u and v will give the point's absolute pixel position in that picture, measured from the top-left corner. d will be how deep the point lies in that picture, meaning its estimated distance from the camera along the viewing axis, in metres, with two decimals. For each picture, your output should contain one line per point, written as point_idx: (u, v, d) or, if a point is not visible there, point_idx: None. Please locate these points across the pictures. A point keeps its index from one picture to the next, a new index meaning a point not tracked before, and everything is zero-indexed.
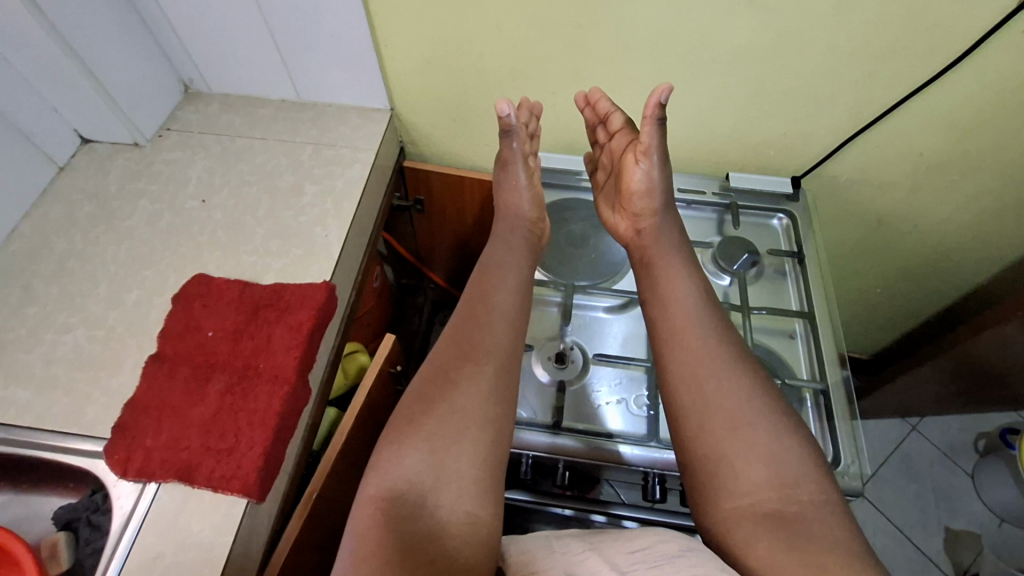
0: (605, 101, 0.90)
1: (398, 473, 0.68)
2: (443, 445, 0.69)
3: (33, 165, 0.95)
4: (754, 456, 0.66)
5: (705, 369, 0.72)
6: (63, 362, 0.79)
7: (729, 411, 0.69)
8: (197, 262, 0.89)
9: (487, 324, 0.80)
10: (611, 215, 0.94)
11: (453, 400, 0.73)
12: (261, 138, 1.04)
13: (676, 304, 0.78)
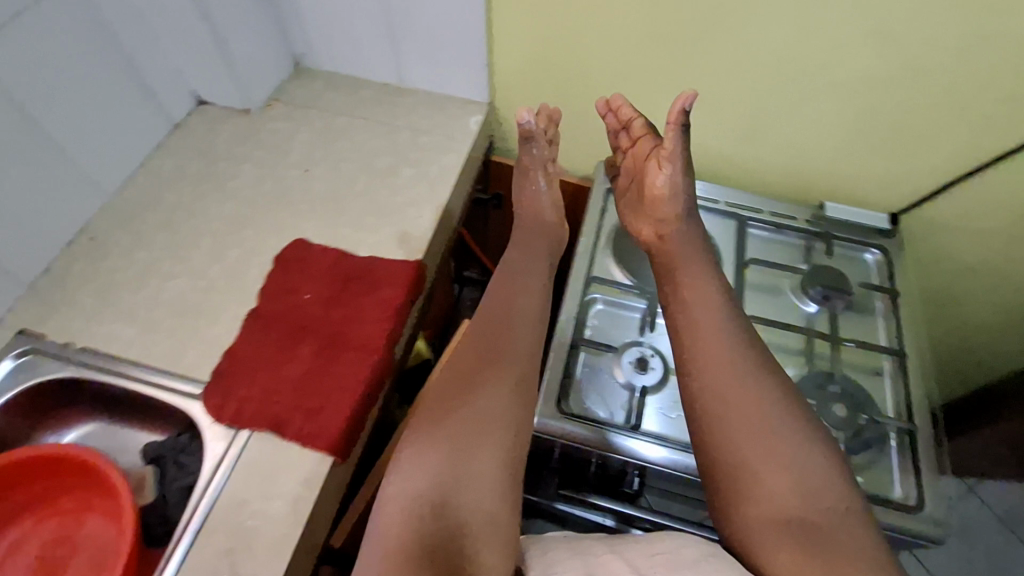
0: (628, 108, 0.89)
1: (419, 470, 0.64)
2: (463, 444, 0.66)
3: (154, 120, 1.00)
4: (779, 467, 0.62)
5: (722, 374, 0.68)
6: (167, 307, 0.83)
7: (749, 414, 0.65)
8: (295, 228, 0.92)
9: (510, 326, 0.78)
10: (631, 221, 0.89)
11: (472, 400, 0.69)
12: (361, 118, 1.08)
13: (699, 310, 0.73)
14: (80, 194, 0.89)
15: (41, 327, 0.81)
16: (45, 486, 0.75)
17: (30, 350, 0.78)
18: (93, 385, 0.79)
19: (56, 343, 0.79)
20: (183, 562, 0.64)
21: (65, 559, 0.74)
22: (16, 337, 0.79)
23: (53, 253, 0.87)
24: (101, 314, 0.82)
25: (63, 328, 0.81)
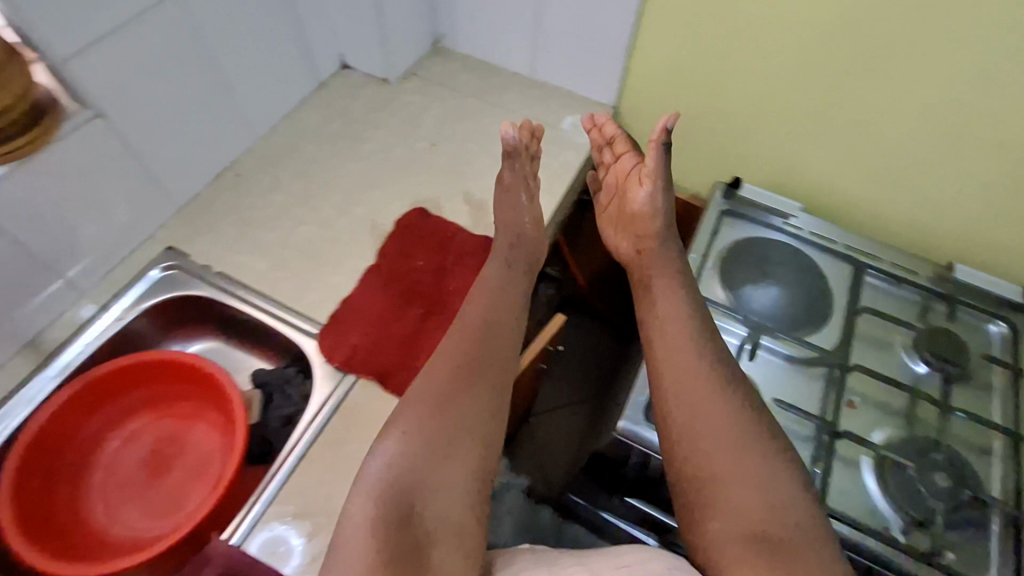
0: (612, 126, 0.94)
1: (391, 469, 0.61)
2: (440, 445, 0.64)
3: (305, 76, 1.07)
4: (745, 479, 0.63)
5: (689, 384, 0.70)
6: (295, 249, 0.89)
7: (716, 424, 0.66)
8: (418, 197, 0.97)
9: (486, 335, 0.74)
10: (612, 237, 0.92)
11: (451, 401, 0.67)
12: (490, 103, 1.12)
13: (673, 323, 0.75)
14: (235, 134, 0.97)
15: (186, 248, 0.89)
16: (166, 389, 0.83)
17: (176, 267, 0.87)
18: (222, 308, 0.86)
19: (197, 264, 0.87)
20: (284, 482, 0.70)
21: (170, 457, 0.81)
22: (164, 252, 0.88)
23: (205, 184, 0.95)
24: (237, 245, 0.89)
25: (205, 252, 0.88)
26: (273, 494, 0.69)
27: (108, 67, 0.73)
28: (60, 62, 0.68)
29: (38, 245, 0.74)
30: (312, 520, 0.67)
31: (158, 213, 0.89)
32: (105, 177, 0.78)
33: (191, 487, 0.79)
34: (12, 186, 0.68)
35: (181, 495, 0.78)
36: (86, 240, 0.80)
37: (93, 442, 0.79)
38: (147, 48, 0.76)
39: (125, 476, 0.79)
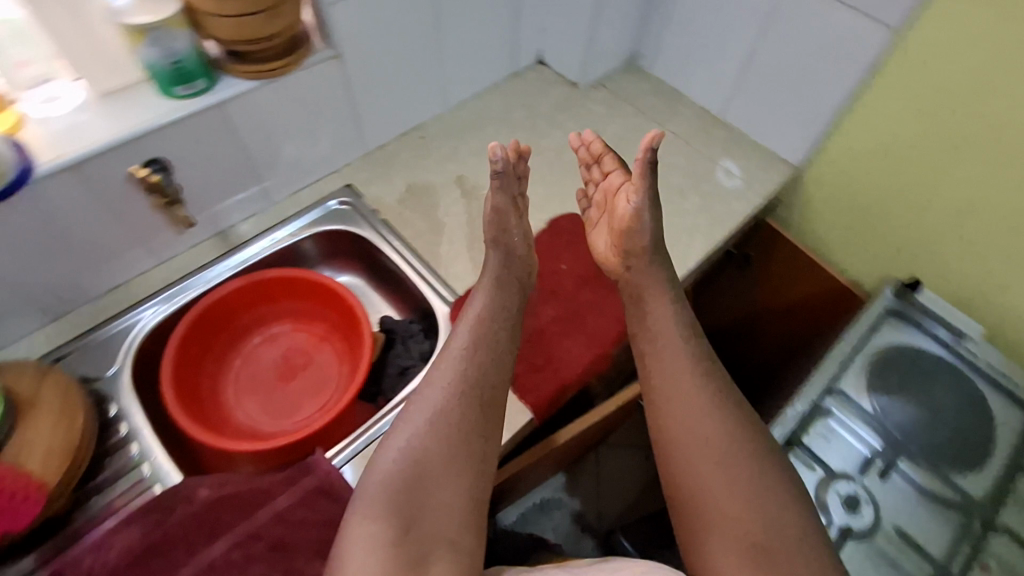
0: (598, 142, 0.86)
1: (395, 467, 0.63)
2: (441, 446, 0.65)
3: (505, 63, 1.13)
4: (736, 492, 0.63)
5: (680, 398, 0.70)
6: (453, 220, 0.95)
7: (705, 434, 0.67)
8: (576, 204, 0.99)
9: (483, 355, 0.72)
10: (601, 250, 0.85)
11: (445, 402, 0.68)
12: (670, 132, 1.10)
13: (670, 345, 0.74)
14: (430, 99, 1.04)
15: (361, 190, 0.97)
16: (309, 308, 0.92)
17: (349, 204, 0.95)
18: (376, 253, 0.94)
19: (368, 207, 0.95)
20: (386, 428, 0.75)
21: (295, 368, 0.90)
22: (344, 189, 0.96)
23: (392, 138, 1.03)
24: (404, 200, 0.96)
25: (377, 198, 0.96)
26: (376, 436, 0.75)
27: (358, 17, 0.81)
28: (326, 5, 0.77)
29: (254, 153, 0.84)
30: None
31: (348, 153, 0.98)
32: (320, 110, 0.87)
33: (305, 400, 0.87)
34: (255, 99, 0.78)
35: (295, 404, 0.86)
36: (289, 160, 0.90)
37: (241, 332, 0.89)
38: (391, 10, 0.84)
39: (256, 371, 0.89)
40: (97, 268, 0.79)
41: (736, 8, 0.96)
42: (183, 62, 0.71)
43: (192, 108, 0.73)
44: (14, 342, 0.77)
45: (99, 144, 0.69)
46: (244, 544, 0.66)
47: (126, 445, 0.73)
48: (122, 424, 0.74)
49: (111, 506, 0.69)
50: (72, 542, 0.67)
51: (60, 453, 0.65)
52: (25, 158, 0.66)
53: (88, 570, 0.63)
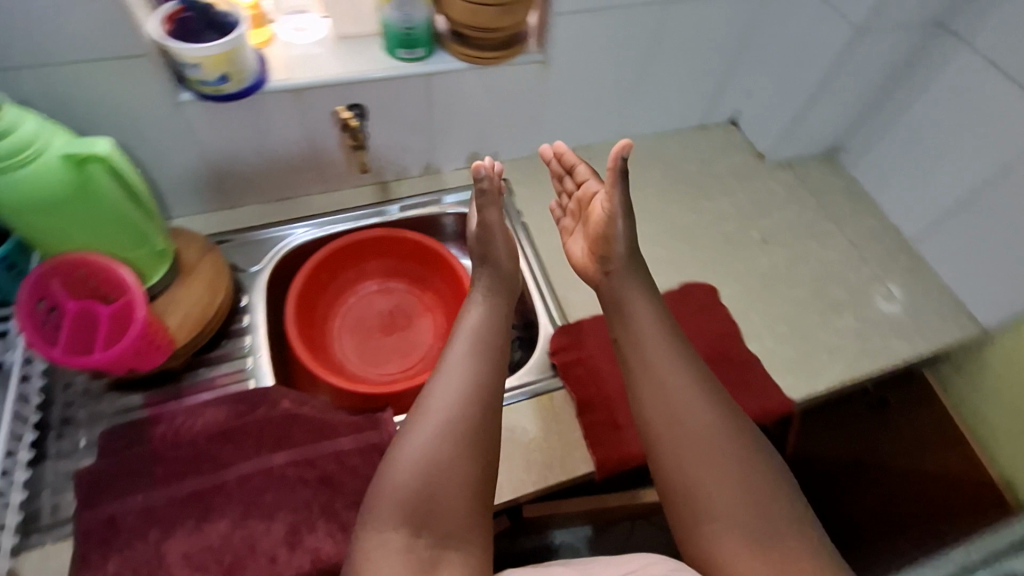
0: (569, 152, 0.82)
1: (404, 475, 0.61)
2: (444, 451, 0.62)
3: (697, 114, 1.09)
4: (726, 472, 0.60)
5: (669, 390, 0.65)
6: None
7: (694, 419, 0.63)
8: (716, 278, 0.94)
9: (472, 362, 0.69)
10: (577, 257, 0.81)
11: (443, 406, 0.65)
12: (847, 239, 1.00)
13: (652, 339, 0.69)
14: (611, 125, 1.04)
15: (515, 188, 0.99)
16: (428, 278, 0.96)
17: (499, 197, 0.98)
18: (506, 252, 0.96)
19: (515, 207, 0.97)
20: None
21: (395, 325, 0.95)
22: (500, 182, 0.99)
23: None
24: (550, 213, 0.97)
25: (526, 202, 0.98)
26: None
27: (576, 30, 0.84)
28: (553, 14, 0.80)
29: (437, 125, 0.90)
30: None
31: (517, 150, 1.01)
32: (509, 104, 0.91)
33: (394, 358, 0.91)
34: (459, 79, 0.84)
35: (382, 358, 0.91)
36: (464, 140, 0.94)
37: (364, 276, 0.96)
38: (606, 33, 0.86)
39: (362, 315, 0.95)
40: (278, 178, 0.89)
41: (993, 131, 0.84)
42: (415, 29, 0.77)
43: (406, 71, 0.80)
44: (195, 216, 0.89)
45: (323, 79, 0.77)
46: (300, 464, 0.70)
47: (244, 335, 0.81)
48: (245, 316, 0.82)
49: (213, 381, 0.77)
50: (174, 398, 0.76)
51: (196, 319, 0.75)
52: (264, 72, 0.76)
53: (178, 426, 0.72)
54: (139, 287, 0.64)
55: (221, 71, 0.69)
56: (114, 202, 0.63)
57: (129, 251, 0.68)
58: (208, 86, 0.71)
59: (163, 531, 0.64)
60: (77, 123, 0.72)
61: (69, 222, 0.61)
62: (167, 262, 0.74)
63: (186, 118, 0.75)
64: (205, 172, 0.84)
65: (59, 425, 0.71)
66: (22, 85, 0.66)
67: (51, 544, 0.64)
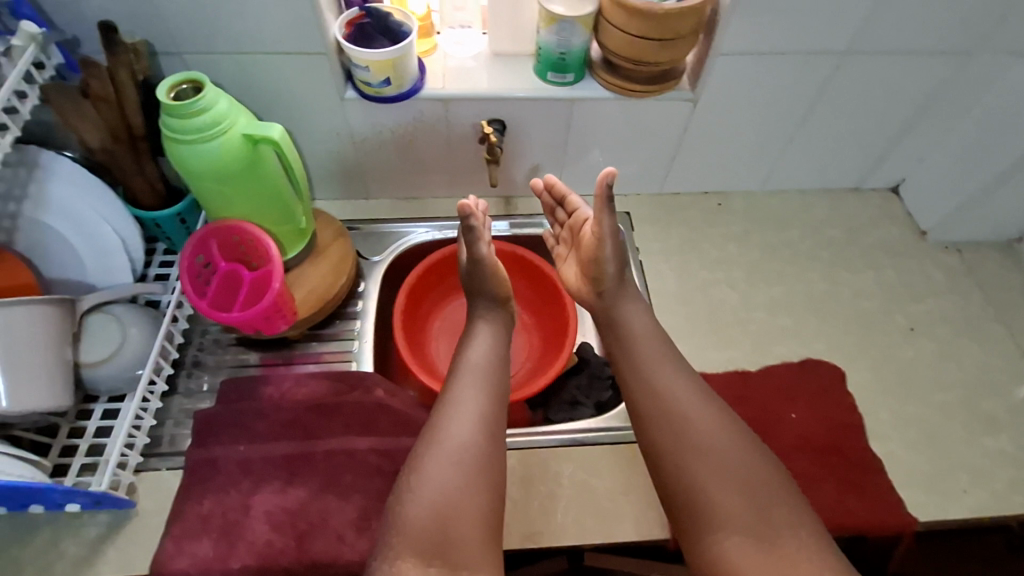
0: (562, 184, 0.84)
1: (419, 505, 0.63)
2: (454, 482, 0.64)
3: (853, 175, 1.00)
4: (727, 478, 0.64)
5: (675, 408, 0.69)
6: (705, 300, 0.89)
7: (699, 432, 0.67)
8: (844, 360, 0.84)
9: (472, 387, 0.72)
10: (573, 280, 0.84)
11: (451, 436, 0.68)
12: (1016, 347, 0.86)
13: (658, 375, 0.72)
14: (751, 174, 0.98)
15: (636, 223, 0.97)
16: (530, 296, 0.97)
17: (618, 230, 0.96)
18: None
19: (633, 243, 0.94)
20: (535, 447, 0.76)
21: None
22: (622, 215, 0.97)
23: (691, 191, 1.01)
24: (669, 255, 0.94)
25: (645, 240, 0.95)
26: (522, 447, 0.75)
27: (737, 72, 0.79)
28: (714, 53, 0.76)
29: (571, 149, 0.90)
30: (521, 495, 0.72)
31: (645, 185, 0.98)
32: (647, 138, 0.89)
33: None
34: (603, 108, 0.83)
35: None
36: (593, 167, 0.94)
37: None
38: (771, 81, 0.81)
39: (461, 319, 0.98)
40: (411, 178, 0.94)
41: None
42: (569, 55, 0.77)
43: (552, 95, 0.81)
44: (334, 200, 0.97)
45: (474, 93, 0.81)
46: (380, 454, 0.73)
47: (354, 318, 0.86)
48: (359, 301, 0.87)
49: (320, 356, 0.83)
50: (286, 364, 0.82)
51: (317, 296, 0.81)
52: (421, 80, 0.80)
53: (284, 391, 0.78)
54: (279, 258, 0.70)
55: (384, 75, 0.75)
56: (274, 181, 0.70)
57: (276, 224, 0.75)
58: (371, 87, 0.77)
59: (254, 484, 0.70)
60: (257, 105, 0.80)
61: (236, 194, 0.69)
62: (303, 240, 0.82)
63: (346, 112, 0.82)
64: (350, 162, 0.90)
65: (190, 366, 0.80)
66: (223, 67, 0.75)
67: (166, 471, 0.72)
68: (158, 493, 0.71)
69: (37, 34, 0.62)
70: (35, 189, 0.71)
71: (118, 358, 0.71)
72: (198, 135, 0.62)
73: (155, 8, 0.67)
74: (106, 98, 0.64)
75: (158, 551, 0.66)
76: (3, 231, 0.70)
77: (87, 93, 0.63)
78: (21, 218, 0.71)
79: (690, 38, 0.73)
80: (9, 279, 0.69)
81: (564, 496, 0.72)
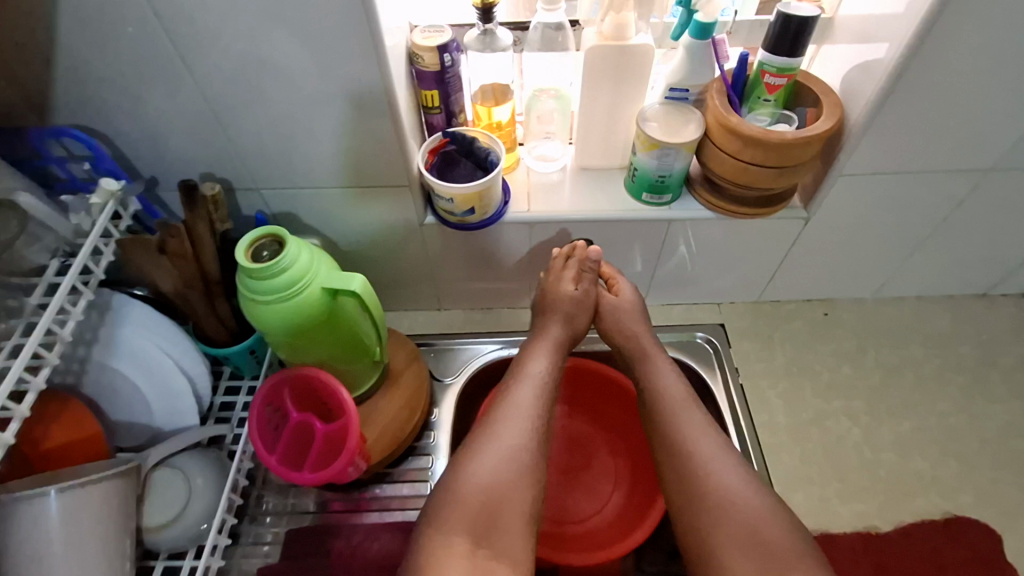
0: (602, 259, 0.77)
1: (473, 483, 0.56)
2: (514, 467, 0.58)
3: (981, 282, 0.88)
4: (742, 534, 0.55)
5: (691, 450, 0.61)
6: (821, 435, 0.79)
7: (719, 481, 0.58)
8: (998, 519, 0.72)
9: (539, 384, 0.65)
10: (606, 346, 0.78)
11: (512, 423, 0.61)
12: None
13: (690, 412, 0.64)
14: (863, 282, 0.87)
15: (734, 337, 0.87)
16: (614, 415, 0.87)
17: (714, 346, 0.86)
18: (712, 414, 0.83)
19: (731, 362, 0.85)
20: None
21: (574, 454, 0.86)
22: (715, 326, 0.88)
23: (793, 299, 0.91)
24: (774, 379, 0.83)
25: (744, 358, 0.85)
26: None
27: (859, 191, 0.71)
28: (835, 174, 0.68)
29: (662, 261, 0.82)
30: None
31: (741, 294, 0.89)
32: (749, 251, 0.80)
33: (577, 500, 0.83)
34: (704, 226, 0.75)
35: (552, 487, 0.84)
36: (684, 276, 0.85)
37: None
38: (899, 197, 0.72)
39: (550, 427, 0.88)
40: (485, 289, 0.88)
41: None
42: (669, 178, 0.70)
43: (646, 215, 0.74)
44: (402, 310, 0.91)
45: (562, 214, 0.74)
46: None
47: (426, 454, 0.78)
48: (431, 434, 0.79)
49: (391, 500, 0.75)
50: (354, 508, 0.75)
51: (391, 436, 0.74)
52: (505, 203, 0.74)
53: (354, 545, 0.72)
54: (355, 410, 0.64)
55: (469, 205, 0.69)
56: (351, 321, 0.65)
57: (349, 362, 0.69)
58: (453, 216, 0.71)
59: None
60: (332, 230, 0.76)
61: (313, 341, 0.63)
62: (376, 373, 0.75)
63: (424, 234, 0.77)
64: (423, 276, 0.85)
65: (253, 508, 0.74)
66: (300, 197, 0.71)
67: None
68: None
69: (117, 190, 0.59)
70: (105, 332, 0.67)
71: (183, 517, 0.65)
72: (278, 294, 0.57)
73: (236, 147, 0.64)
74: (183, 255, 0.60)
75: None
76: (72, 375, 0.67)
77: (163, 249, 0.60)
78: (91, 362, 0.66)
79: (811, 163, 0.65)
80: (75, 432, 0.64)
81: None
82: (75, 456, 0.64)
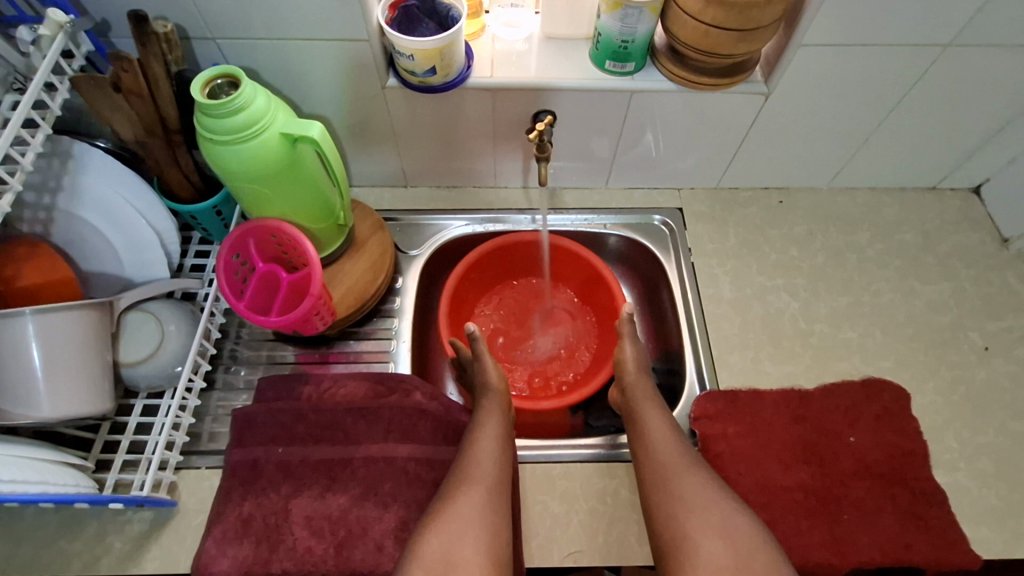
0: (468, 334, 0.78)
1: (430, 529, 0.59)
2: (472, 506, 0.61)
3: (931, 173, 0.91)
4: (704, 526, 0.59)
5: (660, 468, 0.66)
6: (762, 307, 0.84)
7: (676, 486, 0.63)
8: (911, 381, 0.79)
9: (480, 441, 0.68)
10: (614, 391, 0.80)
11: (476, 465, 0.65)
12: None
13: (653, 432, 0.69)
14: (819, 170, 0.90)
15: (690, 220, 0.91)
16: (571, 273, 0.92)
17: (670, 227, 0.90)
18: (663, 291, 0.89)
19: (685, 244, 0.89)
20: (574, 459, 0.74)
21: (540, 316, 0.95)
22: (674, 211, 0.91)
23: (751, 187, 0.94)
24: (724, 258, 0.88)
25: (698, 239, 0.89)
26: (564, 461, 0.74)
27: (819, 66, 0.72)
28: (796, 44, 0.69)
29: (625, 142, 0.83)
30: (552, 508, 0.71)
31: (701, 180, 0.92)
32: (710, 131, 0.82)
33: (549, 346, 0.93)
34: (666, 99, 0.76)
35: (528, 341, 0.93)
36: (647, 158, 0.87)
37: (493, 285, 0.95)
38: (856, 72, 0.73)
39: (530, 304, 0.96)
40: (452, 166, 0.88)
41: None
42: (633, 43, 0.70)
43: (609, 84, 0.74)
44: (371, 187, 0.93)
45: (524, 81, 0.74)
46: (421, 462, 0.72)
47: (393, 317, 0.83)
48: (396, 298, 0.84)
49: (358, 355, 0.81)
50: (324, 360, 0.81)
51: (356, 294, 0.78)
52: (467, 68, 0.74)
53: (323, 391, 0.77)
54: (316, 261, 0.67)
55: (430, 64, 0.69)
56: (312, 174, 0.66)
57: (316, 221, 0.71)
58: (415, 76, 0.71)
59: (294, 487, 0.70)
60: (296, 93, 0.76)
61: (275, 192, 0.65)
62: (342, 236, 0.78)
63: (387, 100, 0.77)
64: (389, 152, 0.86)
65: (227, 359, 0.79)
66: (259, 53, 0.70)
67: (206, 469, 0.73)
68: (200, 492, 0.71)
69: (65, 23, 0.58)
70: (69, 181, 0.68)
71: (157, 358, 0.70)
72: (233, 136, 0.58)
73: None
74: (138, 93, 0.60)
75: (201, 550, 0.66)
76: (40, 223, 0.68)
77: (119, 87, 0.60)
78: (57, 211, 0.68)
79: (771, 28, 0.65)
80: (49, 274, 0.65)
81: (611, 513, 0.70)
82: (52, 297, 0.66)
